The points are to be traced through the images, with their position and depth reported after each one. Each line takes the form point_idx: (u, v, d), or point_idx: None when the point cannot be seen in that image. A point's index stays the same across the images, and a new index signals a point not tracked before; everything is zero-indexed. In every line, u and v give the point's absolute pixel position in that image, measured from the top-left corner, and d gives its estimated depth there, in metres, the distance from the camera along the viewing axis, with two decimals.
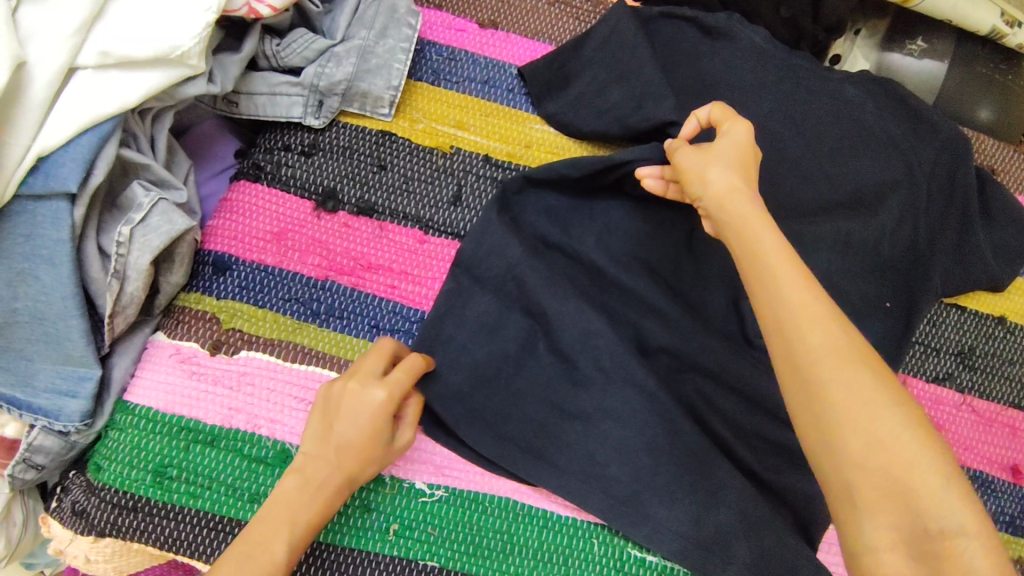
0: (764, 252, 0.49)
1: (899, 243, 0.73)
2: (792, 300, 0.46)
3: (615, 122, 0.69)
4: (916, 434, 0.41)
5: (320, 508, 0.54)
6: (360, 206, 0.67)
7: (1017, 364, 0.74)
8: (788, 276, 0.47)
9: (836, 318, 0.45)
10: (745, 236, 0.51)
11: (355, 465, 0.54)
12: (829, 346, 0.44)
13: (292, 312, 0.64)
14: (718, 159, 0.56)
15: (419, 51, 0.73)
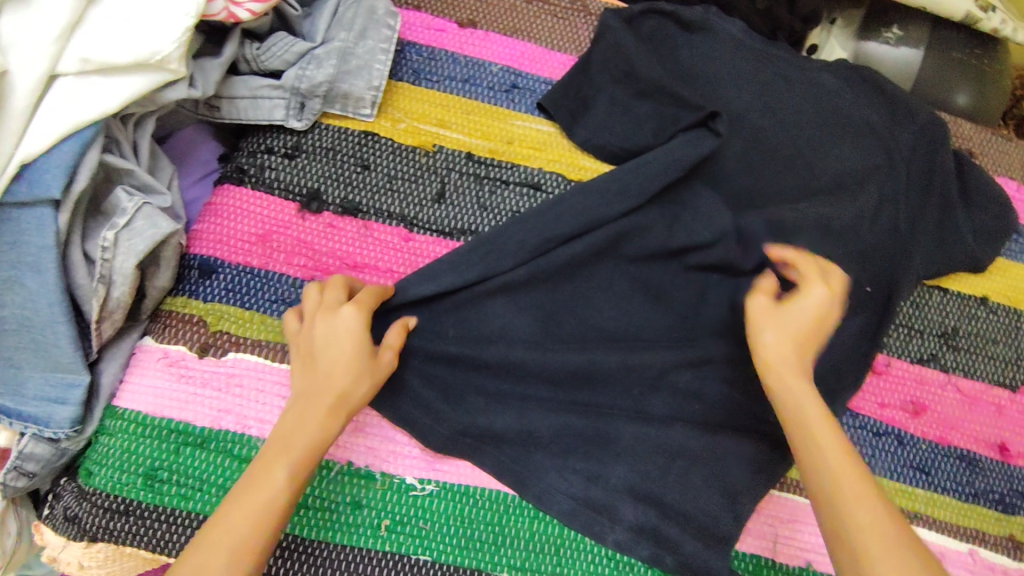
0: (788, 382, 0.57)
1: (882, 227, 0.74)
2: (818, 431, 0.54)
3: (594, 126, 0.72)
4: (916, 551, 0.49)
5: (313, 438, 0.54)
6: (345, 206, 0.67)
7: (1000, 344, 0.74)
8: (797, 393, 0.56)
9: (837, 430, 0.54)
10: (772, 373, 0.58)
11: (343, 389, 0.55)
12: (829, 449, 0.53)
13: (278, 312, 0.64)
14: (777, 320, 0.59)
15: (400, 52, 0.74)
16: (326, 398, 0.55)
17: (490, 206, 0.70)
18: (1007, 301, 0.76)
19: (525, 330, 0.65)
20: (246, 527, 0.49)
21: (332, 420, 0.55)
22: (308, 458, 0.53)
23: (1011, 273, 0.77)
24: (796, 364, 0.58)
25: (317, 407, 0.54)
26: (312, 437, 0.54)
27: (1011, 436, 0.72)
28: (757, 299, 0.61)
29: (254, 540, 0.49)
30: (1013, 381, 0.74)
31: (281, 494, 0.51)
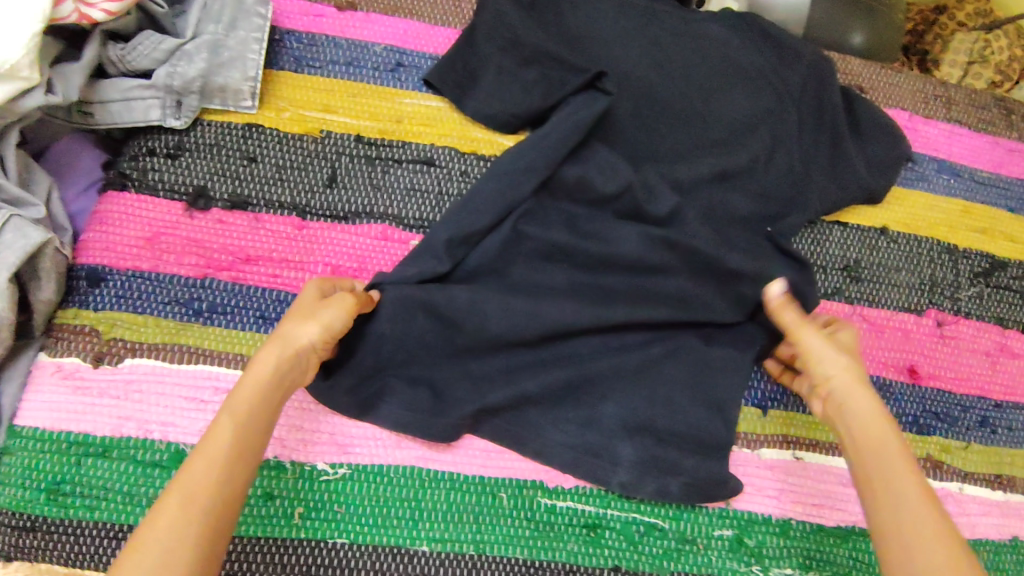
0: (853, 393, 0.58)
1: (778, 170, 0.74)
2: (889, 460, 0.53)
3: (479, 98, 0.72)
4: None
5: (264, 382, 0.52)
6: (233, 200, 0.67)
7: (904, 271, 0.76)
8: (867, 410, 0.56)
9: (904, 444, 0.54)
10: (841, 394, 0.58)
11: (289, 333, 0.54)
12: (880, 450, 0.54)
13: (172, 314, 0.64)
14: (829, 351, 0.60)
15: (279, 41, 0.73)
16: (273, 343, 0.54)
17: (384, 186, 0.70)
18: (907, 229, 0.77)
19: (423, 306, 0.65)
20: (202, 468, 0.47)
21: (283, 365, 0.54)
22: (260, 403, 0.51)
23: (909, 201, 0.78)
24: (879, 412, 0.56)
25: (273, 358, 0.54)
26: (261, 380, 0.52)
27: (921, 359, 0.73)
28: (811, 330, 0.62)
29: (213, 480, 0.46)
30: (919, 306, 0.75)
31: (231, 435, 0.49)
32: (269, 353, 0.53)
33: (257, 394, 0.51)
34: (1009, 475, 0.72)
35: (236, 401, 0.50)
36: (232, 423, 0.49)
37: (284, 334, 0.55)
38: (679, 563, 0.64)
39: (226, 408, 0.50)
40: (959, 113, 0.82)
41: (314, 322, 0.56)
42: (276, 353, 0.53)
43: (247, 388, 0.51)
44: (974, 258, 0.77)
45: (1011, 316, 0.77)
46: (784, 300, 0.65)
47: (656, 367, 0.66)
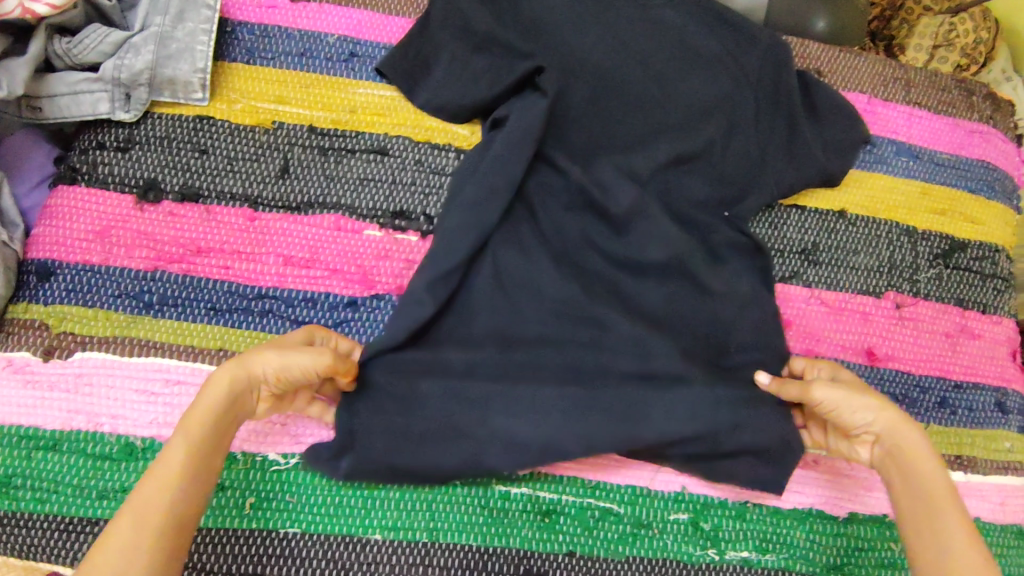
0: (904, 438, 0.57)
1: (736, 154, 0.74)
2: (933, 501, 0.54)
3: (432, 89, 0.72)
4: None
5: (222, 407, 0.52)
6: (184, 192, 0.67)
7: (863, 254, 0.76)
8: (915, 450, 0.57)
9: (950, 485, 0.55)
10: (894, 440, 0.57)
11: (246, 360, 0.53)
12: (929, 494, 0.54)
13: (123, 306, 0.64)
14: (850, 401, 0.58)
15: (230, 33, 0.72)
16: (226, 368, 0.53)
17: (337, 176, 0.70)
18: (866, 211, 0.77)
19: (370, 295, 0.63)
20: (149, 497, 0.47)
21: (233, 391, 0.53)
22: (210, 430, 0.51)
23: (867, 184, 0.78)
24: (926, 451, 0.56)
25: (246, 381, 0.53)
26: (212, 405, 0.51)
27: (879, 341, 0.73)
28: (823, 386, 0.59)
29: (160, 507, 0.47)
30: (878, 288, 0.75)
31: (181, 461, 0.49)
32: (219, 378, 0.53)
33: (209, 419, 0.51)
34: (970, 455, 0.72)
35: (187, 428, 0.50)
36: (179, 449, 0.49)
37: (240, 360, 0.53)
38: (635, 548, 0.64)
39: (177, 434, 0.50)
40: (918, 96, 0.82)
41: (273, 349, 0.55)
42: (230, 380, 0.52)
43: (198, 414, 0.51)
44: (933, 239, 0.77)
45: (972, 296, 0.77)
46: (778, 380, 0.62)
47: None
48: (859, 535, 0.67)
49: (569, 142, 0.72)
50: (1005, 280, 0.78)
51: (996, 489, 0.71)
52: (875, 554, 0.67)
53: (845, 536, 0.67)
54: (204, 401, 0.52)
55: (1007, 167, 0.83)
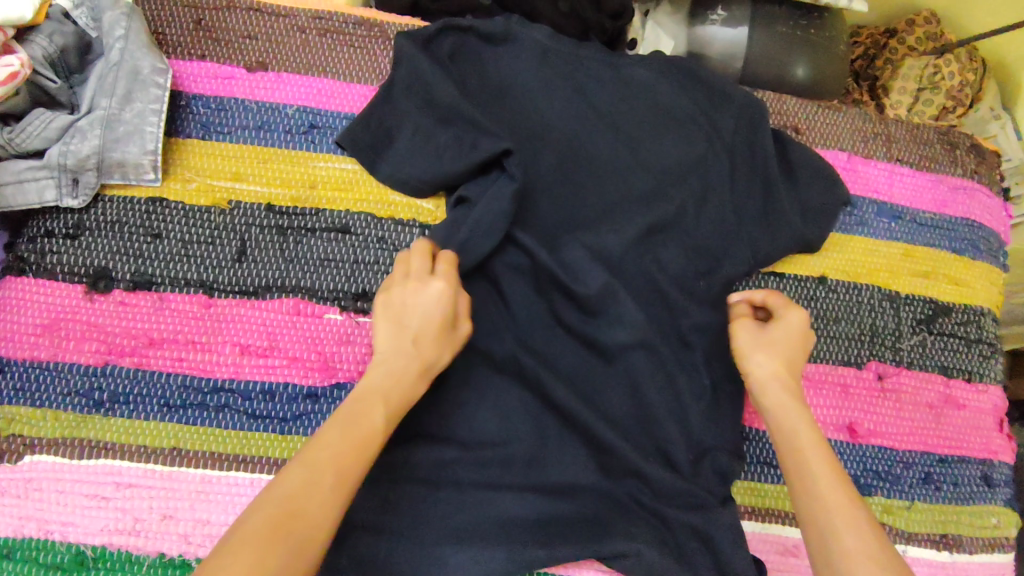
0: (783, 397, 0.58)
1: (710, 226, 0.71)
2: (806, 448, 0.53)
3: (393, 165, 0.69)
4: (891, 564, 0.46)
5: (403, 374, 0.53)
6: (136, 280, 0.64)
7: (843, 322, 0.73)
8: (783, 404, 0.57)
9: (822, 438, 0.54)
10: (761, 389, 0.59)
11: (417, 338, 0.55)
12: (811, 444, 0.54)
13: (72, 405, 0.61)
14: (754, 346, 0.61)
15: (185, 106, 0.70)
16: (411, 344, 0.55)
17: (296, 257, 0.67)
18: (847, 277, 0.75)
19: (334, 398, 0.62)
20: (343, 447, 0.47)
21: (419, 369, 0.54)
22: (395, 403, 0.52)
23: (848, 248, 0.76)
24: (797, 406, 0.57)
25: (409, 360, 0.54)
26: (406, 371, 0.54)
27: (861, 416, 0.71)
28: (744, 330, 0.63)
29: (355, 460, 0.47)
30: (859, 358, 0.73)
31: (380, 423, 0.50)
32: (428, 351, 0.55)
33: (394, 388, 0.52)
34: (954, 535, 0.70)
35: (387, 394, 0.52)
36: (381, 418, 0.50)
37: (420, 337, 0.55)
38: None
39: (380, 403, 0.51)
40: (899, 152, 0.80)
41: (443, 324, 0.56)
42: (416, 357, 0.54)
43: (387, 381, 0.53)
44: (916, 304, 0.75)
45: (956, 364, 0.74)
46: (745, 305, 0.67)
47: (585, 443, 0.63)
48: None
49: (536, 219, 0.69)
50: (990, 345, 0.76)
51: (982, 568, 0.70)
52: None
53: None
54: (407, 372, 0.54)
55: (992, 224, 0.80)
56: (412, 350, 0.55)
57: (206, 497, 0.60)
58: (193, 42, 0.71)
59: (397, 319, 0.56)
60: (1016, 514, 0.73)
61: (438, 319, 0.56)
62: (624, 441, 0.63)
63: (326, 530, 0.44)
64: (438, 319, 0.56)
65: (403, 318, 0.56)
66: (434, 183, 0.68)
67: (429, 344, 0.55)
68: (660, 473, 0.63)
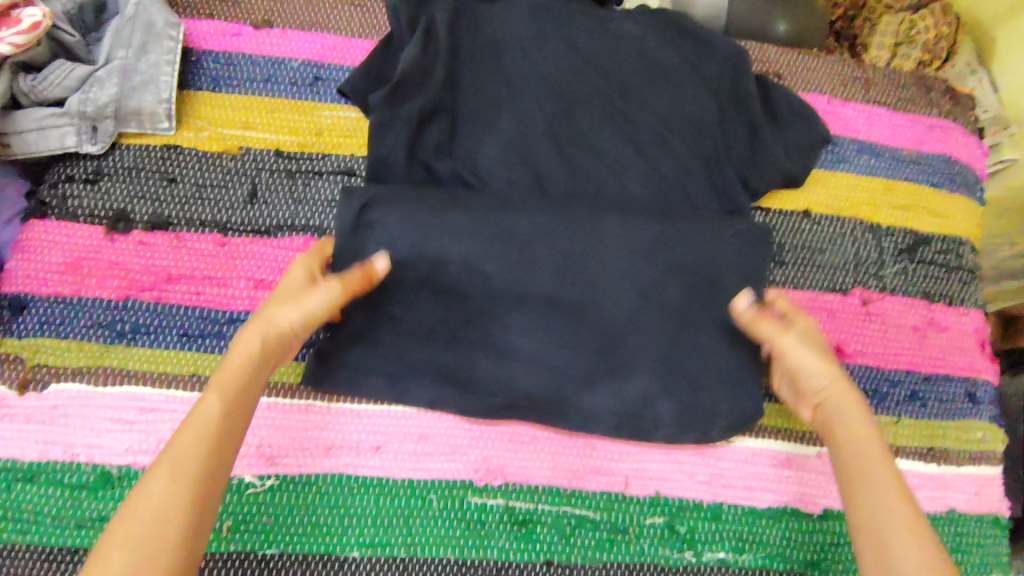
0: (843, 400, 0.59)
1: (702, 161, 0.74)
2: (863, 453, 0.55)
3: (393, 107, 0.70)
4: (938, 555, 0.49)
5: (259, 343, 0.55)
6: (153, 220, 0.68)
7: (828, 252, 0.77)
8: (851, 410, 0.58)
9: (878, 436, 0.57)
10: (839, 396, 0.59)
11: (274, 314, 0.55)
12: (864, 447, 0.56)
13: (95, 337, 0.65)
14: (811, 368, 0.59)
15: (194, 62, 0.73)
16: (255, 325, 0.55)
17: (305, 199, 0.70)
18: (831, 211, 0.78)
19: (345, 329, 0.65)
20: (208, 420, 0.50)
21: (271, 342, 0.55)
22: (247, 384, 0.53)
23: (832, 184, 0.79)
24: (861, 411, 0.58)
25: (268, 333, 0.55)
26: (248, 357, 0.54)
27: (847, 337, 0.74)
28: (788, 338, 0.60)
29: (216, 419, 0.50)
30: (844, 285, 0.76)
31: (236, 382, 0.53)
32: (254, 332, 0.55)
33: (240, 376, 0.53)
34: (941, 447, 0.73)
35: (235, 357, 0.54)
36: (219, 402, 0.51)
37: (266, 316, 0.55)
38: (611, 553, 0.65)
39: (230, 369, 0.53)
40: (877, 94, 0.83)
41: (299, 306, 0.56)
42: (260, 336, 0.55)
43: (246, 348, 0.54)
44: (897, 235, 0.78)
45: (938, 290, 0.78)
46: (752, 311, 0.63)
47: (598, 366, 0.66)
48: (836, 531, 0.68)
49: (535, 156, 0.72)
50: (970, 272, 0.79)
51: (969, 479, 0.73)
52: (851, 549, 0.68)
53: (821, 532, 0.68)
54: (244, 350, 0.54)
55: (968, 160, 0.83)
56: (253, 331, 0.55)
57: None
58: (202, 3, 0.75)
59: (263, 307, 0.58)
60: (1000, 429, 0.76)
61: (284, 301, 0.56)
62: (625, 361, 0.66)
63: (189, 492, 0.47)
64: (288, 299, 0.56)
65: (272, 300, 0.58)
66: (436, 128, 0.71)
67: (278, 324, 0.55)
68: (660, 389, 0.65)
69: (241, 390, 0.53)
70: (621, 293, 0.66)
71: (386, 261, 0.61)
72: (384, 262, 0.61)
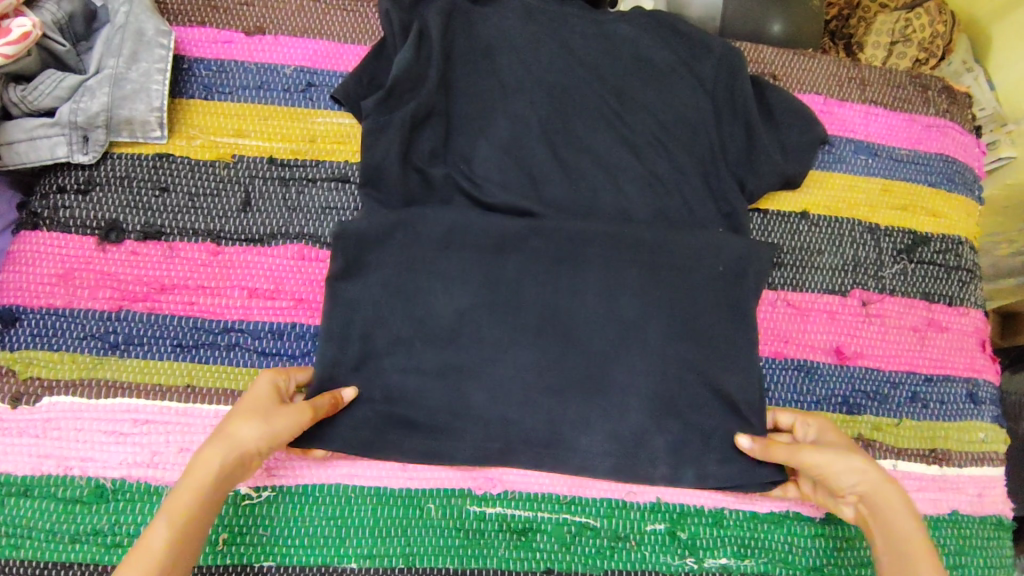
0: (882, 493, 0.56)
1: (699, 164, 0.73)
2: (905, 542, 0.54)
3: (386, 113, 0.69)
4: None
5: (219, 466, 0.52)
6: (146, 230, 0.67)
7: (827, 253, 0.76)
8: (892, 501, 0.56)
9: (919, 524, 0.55)
10: (870, 496, 0.56)
11: (238, 439, 0.53)
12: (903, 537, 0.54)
13: (88, 348, 0.64)
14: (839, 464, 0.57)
15: (186, 70, 0.72)
16: (217, 442, 0.52)
17: (299, 206, 0.69)
18: (829, 211, 0.78)
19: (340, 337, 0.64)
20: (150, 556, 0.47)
21: (234, 465, 0.53)
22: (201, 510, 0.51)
23: (830, 184, 0.78)
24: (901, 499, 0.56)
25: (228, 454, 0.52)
26: (206, 480, 0.51)
27: (847, 339, 0.74)
28: (809, 448, 0.59)
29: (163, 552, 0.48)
30: (844, 287, 0.76)
31: (189, 512, 0.50)
32: (218, 451, 0.52)
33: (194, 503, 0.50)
34: (943, 449, 0.73)
35: (190, 482, 0.51)
36: (165, 536, 0.48)
37: (229, 436, 0.53)
38: (612, 560, 0.65)
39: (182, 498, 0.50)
40: (873, 94, 0.83)
41: (266, 425, 0.54)
42: (223, 460, 0.52)
43: (206, 472, 0.51)
44: (896, 235, 0.78)
45: (938, 290, 0.77)
46: (761, 446, 0.62)
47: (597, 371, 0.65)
48: (839, 536, 0.67)
49: (530, 161, 0.71)
50: (970, 272, 0.79)
51: (972, 480, 0.72)
52: (854, 553, 0.67)
53: (824, 537, 0.67)
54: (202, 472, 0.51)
55: (966, 159, 0.83)
56: (215, 448, 0.52)
57: None
58: (193, 10, 0.74)
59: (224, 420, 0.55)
60: (1003, 429, 0.75)
61: (250, 418, 0.54)
62: (623, 367, 0.65)
63: None
64: (253, 416, 0.54)
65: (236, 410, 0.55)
66: (430, 133, 0.70)
67: (241, 445, 0.53)
68: (657, 395, 0.65)
69: (193, 519, 0.50)
70: (615, 301, 0.66)
71: (354, 392, 0.62)
72: (353, 392, 0.62)
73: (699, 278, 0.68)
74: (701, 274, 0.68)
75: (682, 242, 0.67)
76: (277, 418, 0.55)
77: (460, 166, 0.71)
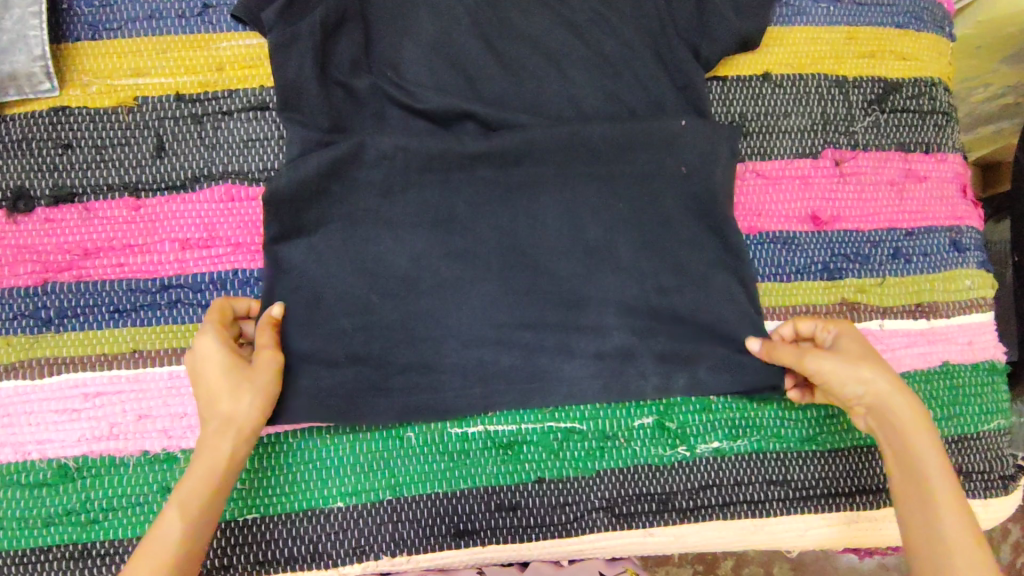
0: (895, 400, 0.54)
1: (648, 36, 0.67)
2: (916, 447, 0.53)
3: (292, 24, 0.62)
4: (982, 543, 0.49)
5: (219, 446, 0.53)
6: (56, 193, 0.62)
7: (795, 115, 0.71)
8: (905, 407, 0.54)
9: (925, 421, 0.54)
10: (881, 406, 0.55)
11: (229, 413, 0.53)
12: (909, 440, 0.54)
13: (20, 328, 0.60)
14: (849, 369, 0.55)
15: (65, 7, 0.64)
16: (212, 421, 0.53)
17: (217, 144, 0.63)
18: (792, 69, 0.72)
19: (285, 276, 0.60)
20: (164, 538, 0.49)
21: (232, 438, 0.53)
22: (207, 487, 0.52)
23: (791, 40, 0.72)
24: (911, 402, 0.54)
25: (221, 434, 0.53)
26: (214, 461, 0.52)
27: (822, 203, 0.70)
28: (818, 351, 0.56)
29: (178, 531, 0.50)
30: (815, 149, 0.71)
31: (201, 495, 0.51)
32: (221, 439, 0.53)
33: (202, 490, 0.52)
34: (929, 302, 0.71)
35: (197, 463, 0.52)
36: (180, 517, 0.50)
37: (224, 412, 0.53)
38: (603, 461, 0.63)
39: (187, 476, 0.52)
40: None
41: (255, 392, 0.55)
42: (220, 436, 0.53)
43: (209, 454, 0.53)
44: (865, 85, 0.73)
45: (913, 138, 0.73)
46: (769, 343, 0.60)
47: (563, 273, 0.62)
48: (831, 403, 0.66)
49: (461, 57, 0.65)
50: (946, 115, 0.74)
51: (961, 329, 0.71)
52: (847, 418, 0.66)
53: (816, 406, 0.66)
54: (202, 454, 0.53)
55: None
56: (218, 433, 0.53)
57: (179, 392, 0.59)
58: None
59: (200, 399, 0.55)
60: (991, 274, 0.73)
61: (237, 395, 0.54)
62: (589, 264, 0.62)
63: None
64: (239, 391, 0.54)
65: (205, 385, 0.54)
66: (347, 42, 0.63)
67: (242, 423, 0.54)
68: (629, 288, 0.62)
69: (204, 498, 0.51)
70: (571, 199, 0.62)
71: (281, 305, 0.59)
72: (281, 305, 0.59)
73: (657, 160, 0.63)
74: (660, 155, 0.63)
75: (636, 123, 0.62)
76: (257, 378, 0.55)
77: (387, 74, 0.64)
